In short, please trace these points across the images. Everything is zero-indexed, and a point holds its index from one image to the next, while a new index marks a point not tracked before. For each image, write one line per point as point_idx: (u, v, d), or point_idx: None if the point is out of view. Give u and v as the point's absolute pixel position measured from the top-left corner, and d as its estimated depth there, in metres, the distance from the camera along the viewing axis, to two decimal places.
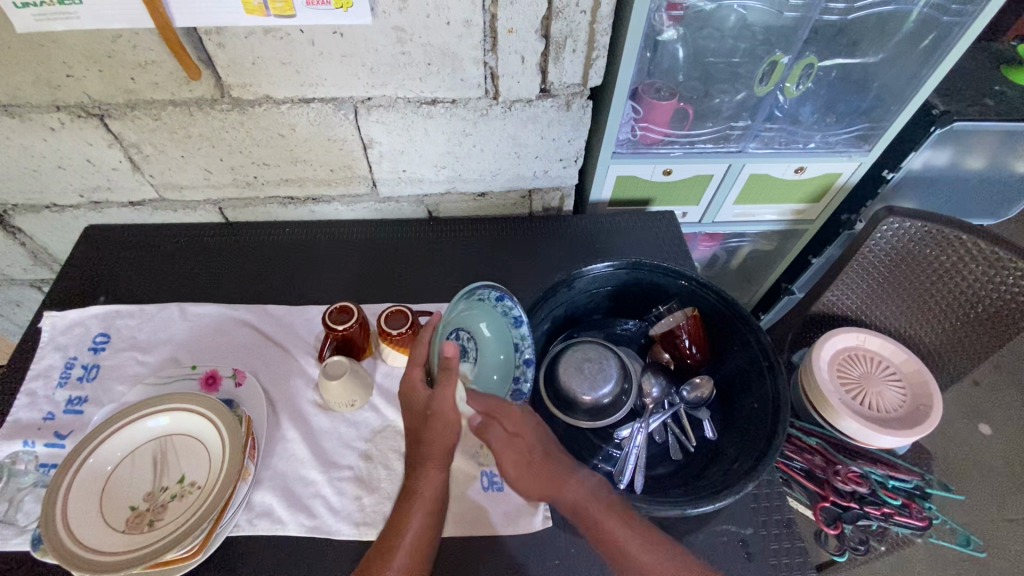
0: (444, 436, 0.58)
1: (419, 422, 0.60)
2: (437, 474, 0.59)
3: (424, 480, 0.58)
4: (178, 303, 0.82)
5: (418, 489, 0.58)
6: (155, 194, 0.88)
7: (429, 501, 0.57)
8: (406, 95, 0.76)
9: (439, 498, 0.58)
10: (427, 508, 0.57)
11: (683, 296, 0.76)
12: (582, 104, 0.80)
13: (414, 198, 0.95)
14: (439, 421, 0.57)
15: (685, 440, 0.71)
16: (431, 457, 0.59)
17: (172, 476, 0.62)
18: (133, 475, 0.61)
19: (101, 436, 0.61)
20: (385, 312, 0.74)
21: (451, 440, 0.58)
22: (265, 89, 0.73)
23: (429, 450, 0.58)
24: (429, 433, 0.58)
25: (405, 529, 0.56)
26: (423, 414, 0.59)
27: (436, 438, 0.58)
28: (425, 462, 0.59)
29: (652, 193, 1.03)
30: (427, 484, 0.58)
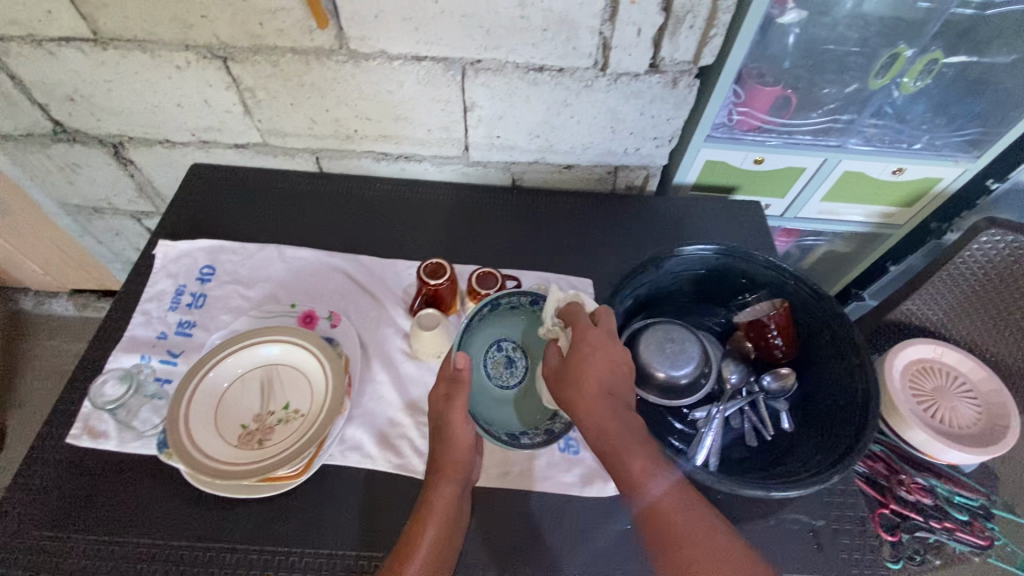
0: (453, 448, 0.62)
1: (437, 437, 0.64)
2: (450, 491, 0.60)
3: (433, 499, 0.60)
4: (276, 245, 0.86)
5: (431, 507, 0.59)
6: (259, 139, 0.92)
7: (439, 519, 0.59)
8: (516, 60, 0.76)
9: (447, 515, 0.59)
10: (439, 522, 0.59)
11: (773, 287, 0.76)
12: (689, 83, 0.79)
13: (501, 164, 0.95)
14: (453, 431, 0.62)
15: (763, 428, 0.71)
16: (448, 473, 0.61)
17: (277, 402, 0.66)
18: (243, 396, 0.66)
19: (218, 358, 0.66)
20: (477, 273, 0.78)
21: (462, 455, 0.62)
22: (382, 44, 0.75)
23: (445, 475, 0.61)
24: (442, 448, 0.62)
25: (411, 553, 0.56)
26: (437, 428, 0.64)
27: (446, 456, 0.62)
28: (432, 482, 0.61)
29: (738, 181, 1.01)
30: (437, 500, 0.60)
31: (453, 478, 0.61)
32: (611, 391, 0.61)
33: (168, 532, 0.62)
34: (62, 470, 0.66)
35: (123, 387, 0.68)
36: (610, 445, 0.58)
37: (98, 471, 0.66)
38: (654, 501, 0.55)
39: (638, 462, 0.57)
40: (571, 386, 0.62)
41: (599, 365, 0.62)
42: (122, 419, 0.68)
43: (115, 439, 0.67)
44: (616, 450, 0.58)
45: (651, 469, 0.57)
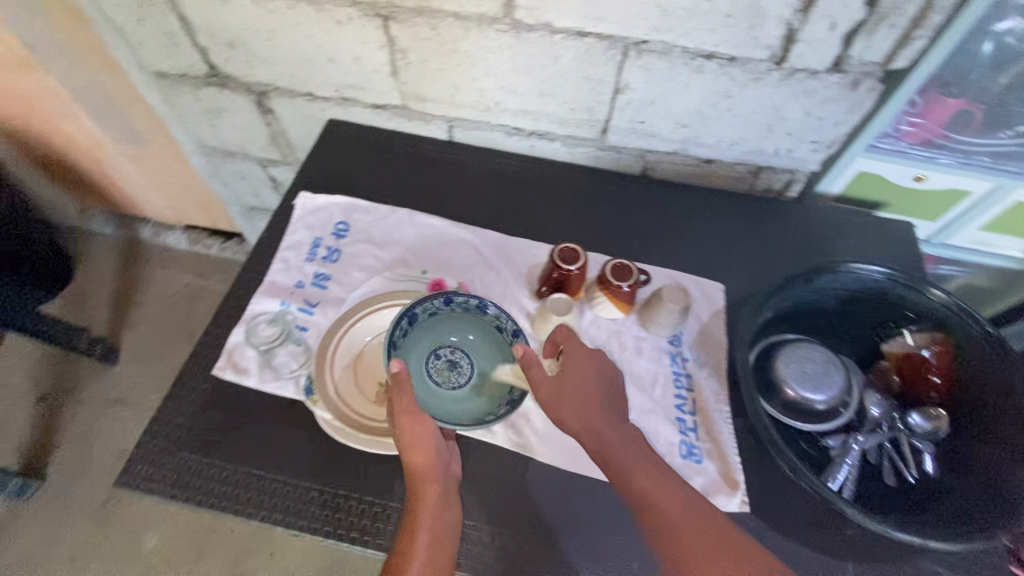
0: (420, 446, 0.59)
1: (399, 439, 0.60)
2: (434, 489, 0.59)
3: (420, 503, 0.58)
4: (406, 210, 0.88)
5: (421, 510, 0.58)
6: (398, 101, 0.92)
7: (432, 527, 0.57)
8: (685, 45, 0.72)
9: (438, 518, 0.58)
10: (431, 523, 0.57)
11: (931, 320, 0.71)
12: (871, 87, 0.72)
13: (636, 152, 0.91)
14: (409, 438, 0.59)
15: (903, 468, 0.67)
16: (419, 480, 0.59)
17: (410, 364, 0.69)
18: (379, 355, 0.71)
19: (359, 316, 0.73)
20: (612, 262, 0.75)
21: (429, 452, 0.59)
22: (549, 16, 0.73)
23: (422, 478, 0.59)
24: (415, 449, 0.59)
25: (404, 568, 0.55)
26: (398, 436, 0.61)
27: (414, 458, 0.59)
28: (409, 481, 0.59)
29: (888, 198, 0.92)
30: (425, 502, 0.58)
31: (425, 478, 0.59)
32: (589, 392, 0.61)
33: (305, 473, 0.66)
34: (206, 404, 0.70)
35: (274, 329, 0.73)
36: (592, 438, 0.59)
37: (238, 407, 0.70)
38: (646, 497, 0.56)
39: (626, 461, 0.58)
40: (545, 394, 0.61)
41: (588, 385, 0.62)
42: (263, 360, 0.71)
43: (255, 377, 0.70)
44: (600, 447, 0.59)
45: (638, 467, 0.57)
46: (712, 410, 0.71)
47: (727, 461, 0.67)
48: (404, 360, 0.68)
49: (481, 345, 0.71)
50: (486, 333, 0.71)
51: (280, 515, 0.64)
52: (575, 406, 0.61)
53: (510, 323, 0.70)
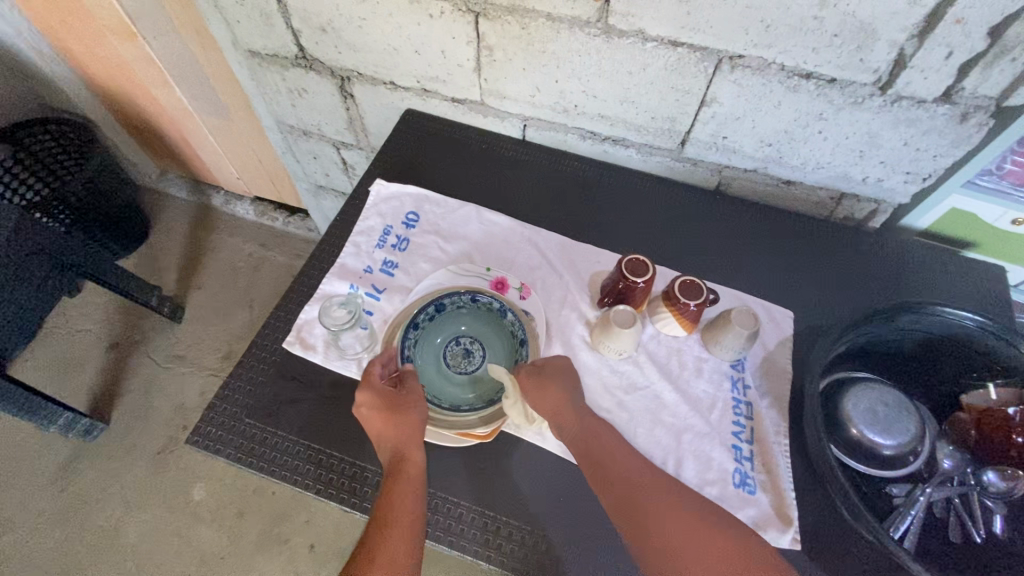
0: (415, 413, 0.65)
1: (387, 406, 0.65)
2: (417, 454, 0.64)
3: (398, 466, 0.62)
4: (475, 205, 0.89)
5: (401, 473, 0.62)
6: (477, 96, 0.93)
7: (410, 491, 0.61)
8: (784, 62, 0.70)
9: (416, 482, 0.62)
10: (413, 488, 0.61)
11: (1022, 376, 0.66)
12: (981, 121, 0.68)
13: (713, 166, 0.89)
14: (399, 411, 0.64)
15: (971, 528, 0.63)
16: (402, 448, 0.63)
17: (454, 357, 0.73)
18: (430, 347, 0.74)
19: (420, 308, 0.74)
20: (681, 279, 0.74)
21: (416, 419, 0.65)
22: (643, 23, 0.72)
23: (405, 445, 0.63)
24: (404, 415, 0.64)
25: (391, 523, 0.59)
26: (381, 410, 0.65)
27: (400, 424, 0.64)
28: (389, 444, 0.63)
29: (981, 237, 0.86)
30: (408, 465, 0.63)
31: (405, 444, 0.63)
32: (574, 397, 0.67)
33: (361, 453, 0.68)
34: (273, 375, 0.73)
35: (348, 313, 0.73)
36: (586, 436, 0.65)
37: (303, 382, 0.72)
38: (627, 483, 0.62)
39: (620, 461, 0.63)
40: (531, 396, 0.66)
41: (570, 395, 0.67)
42: (332, 339, 0.74)
43: (322, 354, 0.73)
44: (595, 444, 0.65)
45: (631, 466, 0.63)
46: (772, 441, 0.69)
47: (782, 496, 0.65)
48: (422, 342, 0.74)
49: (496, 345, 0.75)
50: (502, 336, 0.76)
51: (337, 492, 0.66)
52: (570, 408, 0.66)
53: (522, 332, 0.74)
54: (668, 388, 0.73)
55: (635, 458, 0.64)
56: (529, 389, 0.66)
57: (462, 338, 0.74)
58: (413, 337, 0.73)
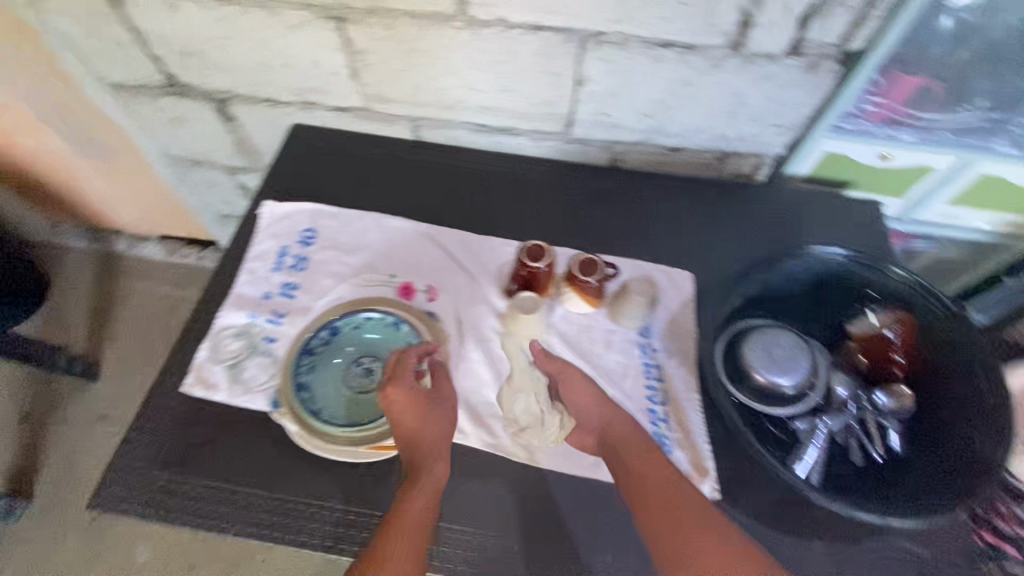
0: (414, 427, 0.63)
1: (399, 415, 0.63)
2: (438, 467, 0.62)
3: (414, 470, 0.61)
4: (373, 213, 0.87)
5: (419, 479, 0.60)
6: (360, 103, 0.91)
7: (662, 483, 0.61)
8: (642, 34, 0.71)
9: (430, 491, 0.60)
10: (428, 498, 0.60)
11: (892, 298, 0.72)
12: (830, 69, 0.72)
13: (602, 143, 0.91)
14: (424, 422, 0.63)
15: (870, 446, 0.68)
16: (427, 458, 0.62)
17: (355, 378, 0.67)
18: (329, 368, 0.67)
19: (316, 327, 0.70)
20: (578, 258, 0.76)
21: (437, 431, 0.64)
22: (504, 11, 0.72)
23: (422, 453, 0.61)
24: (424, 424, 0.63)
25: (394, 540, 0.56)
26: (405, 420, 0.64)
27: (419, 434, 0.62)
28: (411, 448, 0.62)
29: (855, 176, 0.93)
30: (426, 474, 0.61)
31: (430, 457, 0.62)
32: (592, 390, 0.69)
33: (278, 484, 0.66)
34: (176, 420, 0.69)
35: (241, 342, 0.73)
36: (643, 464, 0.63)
37: (210, 422, 0.69)
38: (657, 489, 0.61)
39: (641, 473, 0.63)
40: (578, 395, 0.69)
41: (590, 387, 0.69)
42: (233, 374, 0.71)
43: (225, 391, 0.70)
44: (636, 469, 0.63)
45: (659, 477, 0.62)
46: (682, 399, 0.71)
47: (697, 449, 0.68)
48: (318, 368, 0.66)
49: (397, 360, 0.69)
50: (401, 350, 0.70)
51: (294, 535, 0.63)
52: (588, 395, 0.69)
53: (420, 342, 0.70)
54: (581, 365, 0.74)
55: (661, 470, 0.62)
56: (571, 377, 0.70)
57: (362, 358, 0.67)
58: (310, 363, 0.66)
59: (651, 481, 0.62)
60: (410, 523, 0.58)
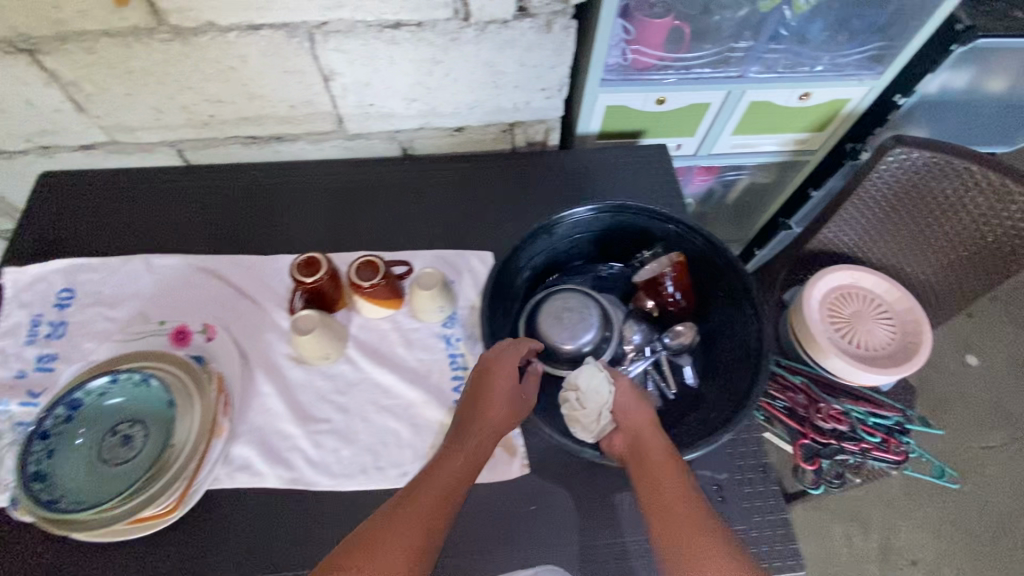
0: (491, 406, 0.60)
1: (475, 393, 0.61)
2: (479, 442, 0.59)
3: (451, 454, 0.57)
4: (142, 255, 0.79)
5: (442, 462, 0.56)
6: (106, 137, 0.81)
7: (674, 473, 0.56)
8: (366, 18, 0.67)
9: (458, 474, 0.56)
10: (451, 481, 0.55)
11: (669, 241, 0.73)
12: (565, 25, 0.71)
13: (386, 134, 0.87)
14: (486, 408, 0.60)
15: (665, 387, 0.70)
16: (438, 465, 0.56)
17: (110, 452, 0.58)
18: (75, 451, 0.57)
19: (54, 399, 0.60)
20: (356, 262, 0.71)
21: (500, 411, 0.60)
22: (207, 15, 0.65)
23: (479, 422, 0.60)
24: (490, 391, 0.60)
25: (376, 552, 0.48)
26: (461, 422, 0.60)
27: (484, 405, 0.60)
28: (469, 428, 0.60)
29: (643, 123, 0.95)
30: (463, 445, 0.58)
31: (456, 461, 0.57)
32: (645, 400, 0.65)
33: None
34: None
35: None
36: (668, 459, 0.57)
37: None
38: (662, 478, 0.56)
39: (659, 467, 0.57)
40: (630, 403, 0.63)
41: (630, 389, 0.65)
42: None
43: None
44: (668, 464, 0.57)
45: (676, 477, 0.56)
46: None
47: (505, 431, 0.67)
48: (62, 452, 0.56)
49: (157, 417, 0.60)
50: (157, 406, 0.60)
51: None
52: (645, 412, 0.62)
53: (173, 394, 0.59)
54: (383, 372, 0.70)
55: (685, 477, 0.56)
56: (622, 385, 0.65)
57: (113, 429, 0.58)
58: (45, 448, 0.56)
59: (672, 485, 0.55)
60: (416, 514, 0.51)
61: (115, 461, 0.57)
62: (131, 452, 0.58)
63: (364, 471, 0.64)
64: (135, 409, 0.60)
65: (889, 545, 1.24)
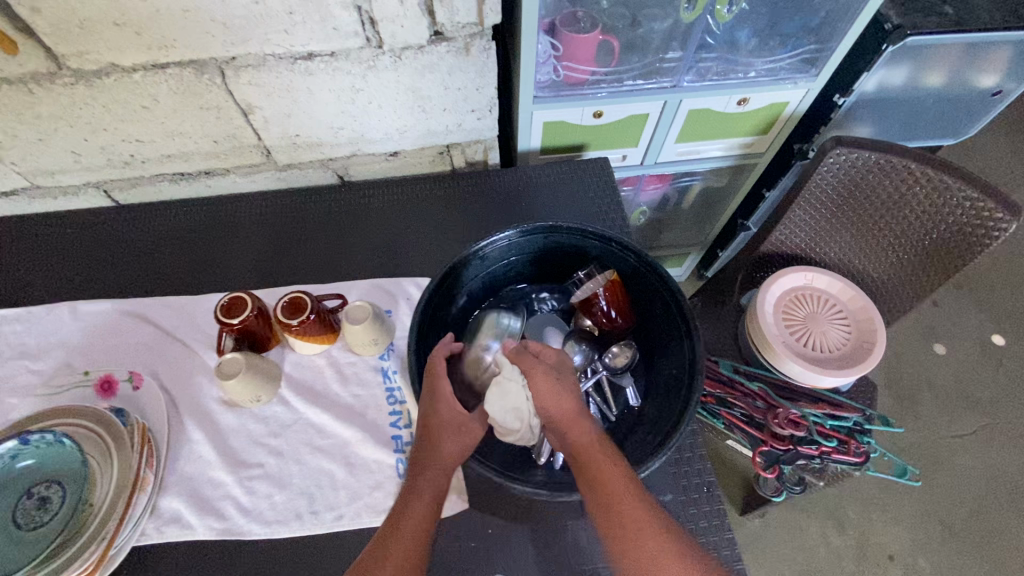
0: (443, 440, 0.56)
1: (428, 425, 0.57)
2: (434, 478, 0.56)
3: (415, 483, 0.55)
4: (68, 303, 0.76)
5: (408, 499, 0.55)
6: (26, 182, 0.79)
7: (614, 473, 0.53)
8: (275, 51, 0.66)
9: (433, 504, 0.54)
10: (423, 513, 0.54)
11: (603, 258, 0.72)
12: (484, 47, 0.70)
13: (319, 163, 0.86)
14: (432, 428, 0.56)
15: (606, 409, 0.69)
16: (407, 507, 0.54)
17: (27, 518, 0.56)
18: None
19: None
20: (284, 299, 0.69)
21: (451, 443, 0.56)
22: (108, 57, 0.63)
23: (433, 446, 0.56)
24: (434, 437, 0.56)
25: None
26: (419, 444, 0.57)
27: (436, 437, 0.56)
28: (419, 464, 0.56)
29: (584, 137, 0.94)
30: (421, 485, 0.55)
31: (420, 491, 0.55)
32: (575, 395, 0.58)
33: None
34: None
35: None
36: (606, 467, 0.53)
37: None
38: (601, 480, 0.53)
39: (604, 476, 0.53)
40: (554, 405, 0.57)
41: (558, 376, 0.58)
42: None
43: None
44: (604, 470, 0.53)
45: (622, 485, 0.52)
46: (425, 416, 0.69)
47: None
48: None
49: (72, 478, 0.57)
50: (72, 466, 0.58)
51: None
52: (574, 414, 0.57)
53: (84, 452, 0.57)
54: (317, 411, 0.68)
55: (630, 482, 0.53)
56: (535, 379, 0.58)
57: (29, 492, 0.57)
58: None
59: (617, 496, 0.52)
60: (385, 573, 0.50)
61: (32, 524, 0.56)
62: (47, 515, 0.56)
63: (298, 516, 0.62)
64: (51, 471, 0.58)
65: (865, 541, 1.23)
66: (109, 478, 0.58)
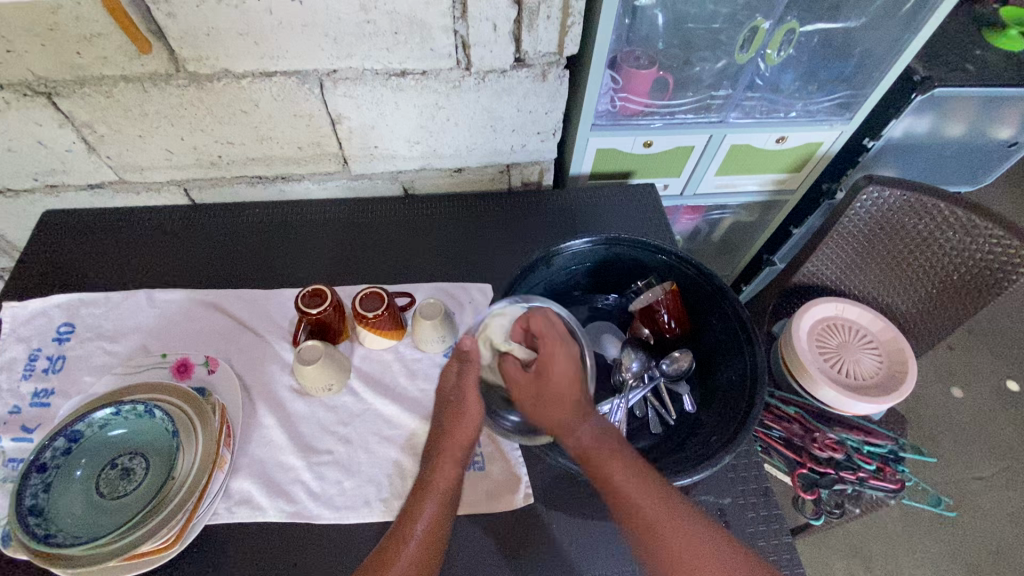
0: (463, 426, 0.60)
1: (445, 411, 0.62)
2: (450, 468, 0.59)
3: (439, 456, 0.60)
4: (146, 290, 0.79)
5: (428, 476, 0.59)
6: (114, 176, 0.85)
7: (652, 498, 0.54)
8: (374, 66, 0.72)
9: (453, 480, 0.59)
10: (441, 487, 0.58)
11: (663, 271, 0.76)
12: (558, 74, 0.77)
13: (388, 175, 0.92)
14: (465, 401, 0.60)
15: (665, 413, 0.71)
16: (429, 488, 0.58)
17: (108, 488, 0.57)
18: (72, 487, 0.56)
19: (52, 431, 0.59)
20: (360, 293, 0.72)
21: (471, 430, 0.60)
22: (223, 63, 0.69)
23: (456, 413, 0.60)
24: (452, 420, 0.61)
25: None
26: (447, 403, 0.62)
27: (457, 424, 0.60)
28: (437, 455, 0.60)
29: (633, 165, 1.01)
30: (440, 476, 0.59)
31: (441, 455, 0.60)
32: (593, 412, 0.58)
33: None
34: None
35: None
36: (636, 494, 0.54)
37: None
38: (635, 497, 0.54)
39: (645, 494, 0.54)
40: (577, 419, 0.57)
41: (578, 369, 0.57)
42: None
43: None
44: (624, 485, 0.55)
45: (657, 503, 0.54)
46: None
47: (510, 460, 0.66)
48: (61, 487, 0.55)
49: (156, 451, 0.59)
50: (158, 438, 0.60)
51: None
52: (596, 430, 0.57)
53: (173, 423, 0.59)
54: (386, 402, 0.71)
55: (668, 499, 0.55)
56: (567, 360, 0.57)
57: (113, 464, 0.58)
58: (43, 482, 0.54)
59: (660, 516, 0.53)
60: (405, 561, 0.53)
61: (115, 494, 0.57)
62: (129, 486, 0.57)
63: (368, 503, 0.63)
64: (136, 442, 0.60)
65: None
66: (193, 451, 0.59)
